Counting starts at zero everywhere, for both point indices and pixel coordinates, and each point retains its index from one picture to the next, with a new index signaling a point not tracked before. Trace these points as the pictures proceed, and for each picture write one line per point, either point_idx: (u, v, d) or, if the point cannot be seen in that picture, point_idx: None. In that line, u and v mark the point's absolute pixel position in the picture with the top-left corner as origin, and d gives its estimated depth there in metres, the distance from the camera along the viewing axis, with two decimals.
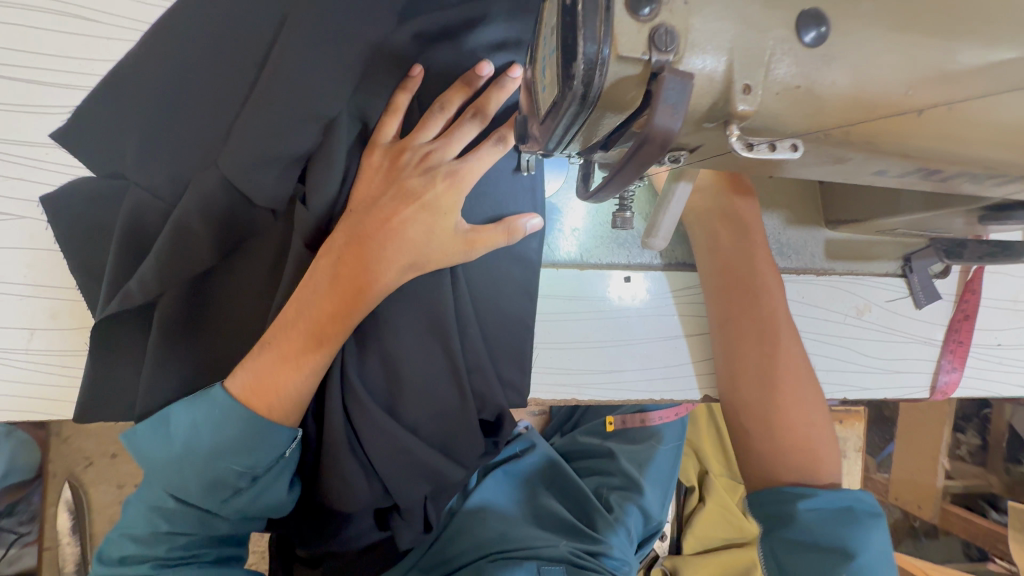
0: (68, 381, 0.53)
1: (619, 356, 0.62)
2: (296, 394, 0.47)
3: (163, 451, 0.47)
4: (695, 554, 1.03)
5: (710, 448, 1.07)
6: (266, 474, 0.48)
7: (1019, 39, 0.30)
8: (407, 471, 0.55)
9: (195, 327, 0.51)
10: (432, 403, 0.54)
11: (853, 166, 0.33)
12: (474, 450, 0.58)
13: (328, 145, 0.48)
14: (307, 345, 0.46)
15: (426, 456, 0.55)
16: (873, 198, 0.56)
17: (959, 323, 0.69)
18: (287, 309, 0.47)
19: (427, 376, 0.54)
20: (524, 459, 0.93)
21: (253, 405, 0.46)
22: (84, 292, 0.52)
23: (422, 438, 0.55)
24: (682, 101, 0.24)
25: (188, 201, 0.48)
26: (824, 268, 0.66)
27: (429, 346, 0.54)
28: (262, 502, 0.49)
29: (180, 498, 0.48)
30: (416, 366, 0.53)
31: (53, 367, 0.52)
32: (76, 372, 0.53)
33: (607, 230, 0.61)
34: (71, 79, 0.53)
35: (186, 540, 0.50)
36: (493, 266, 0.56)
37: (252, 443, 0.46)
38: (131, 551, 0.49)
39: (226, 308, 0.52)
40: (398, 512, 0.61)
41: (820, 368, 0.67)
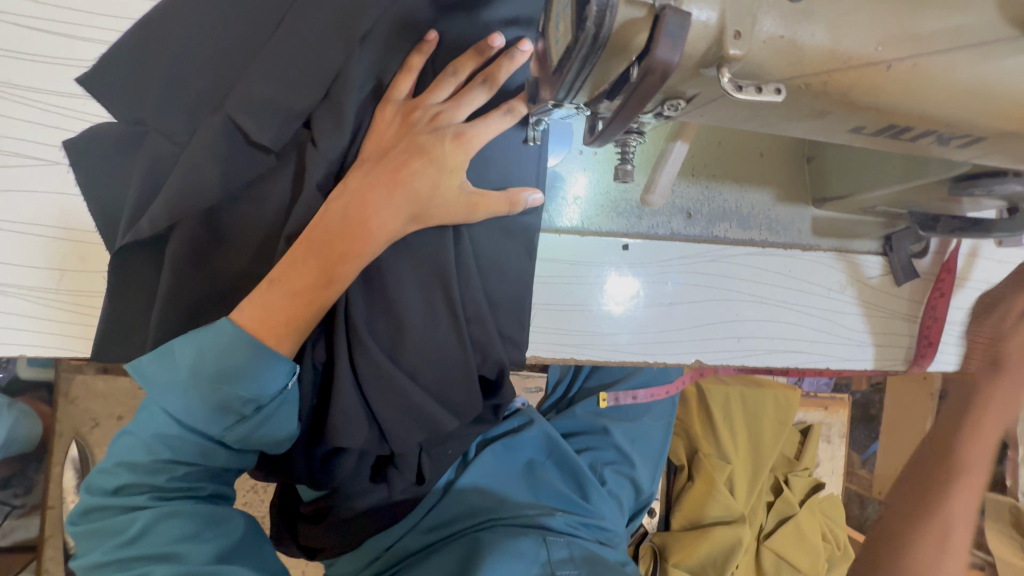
0: (88, 320, 0.57)
1: (614, 321, 0.66)
2: (301, 325, 0.50)
3: (171, 380, 0.50)
4: (682, 530, 1.08)
5: (699, 429, 1.12)
6: (270, 403, 0.51)
7: (974, 7, 0.34)
8: (405, 415, 0.58)
9: (202, 264, 0.54)
10: (433, 350, 0.58)
11: (831, 121, 0.37)
12: (473, 402, 0.62)
13: (340, 96, 0.52)
14: (317, 281, 0.49)
15: (425, 402, 0.58)
16: (858, 173, 0.60)
17: (936, 300, 0.72)
18: (295, 248, 0.50)
19: (428, 323, 0.57)
20: (523, 433, 0.92)
21: (259, 337, 0.48)
22: (103, 233, 0.55)
23: (422, 385, 0.58)
24: (680, 37, 0.28)
25: (201, 143, 0.51)
26: (811, 244, 0.70)
27: (433, 298, 0.57)
28: (264, 433, 0.52)
29: (183, 425, 0.51)
30: (419, 314, 0.57)
31: (76, 307, 0.57)
32: (91, 312, 0.57)
33: (607, 200, 0.65)
34: (104, 36, 0.56)
35: (182, 474, 0.53)
36: (499, 228, 0.60)
37: (256, 373, 0.48)
38: (128, 481, 0.52)
39: (229, 248, 0.54)
40: (393, 464, 0.68)
41: (804, 338, 0.71)
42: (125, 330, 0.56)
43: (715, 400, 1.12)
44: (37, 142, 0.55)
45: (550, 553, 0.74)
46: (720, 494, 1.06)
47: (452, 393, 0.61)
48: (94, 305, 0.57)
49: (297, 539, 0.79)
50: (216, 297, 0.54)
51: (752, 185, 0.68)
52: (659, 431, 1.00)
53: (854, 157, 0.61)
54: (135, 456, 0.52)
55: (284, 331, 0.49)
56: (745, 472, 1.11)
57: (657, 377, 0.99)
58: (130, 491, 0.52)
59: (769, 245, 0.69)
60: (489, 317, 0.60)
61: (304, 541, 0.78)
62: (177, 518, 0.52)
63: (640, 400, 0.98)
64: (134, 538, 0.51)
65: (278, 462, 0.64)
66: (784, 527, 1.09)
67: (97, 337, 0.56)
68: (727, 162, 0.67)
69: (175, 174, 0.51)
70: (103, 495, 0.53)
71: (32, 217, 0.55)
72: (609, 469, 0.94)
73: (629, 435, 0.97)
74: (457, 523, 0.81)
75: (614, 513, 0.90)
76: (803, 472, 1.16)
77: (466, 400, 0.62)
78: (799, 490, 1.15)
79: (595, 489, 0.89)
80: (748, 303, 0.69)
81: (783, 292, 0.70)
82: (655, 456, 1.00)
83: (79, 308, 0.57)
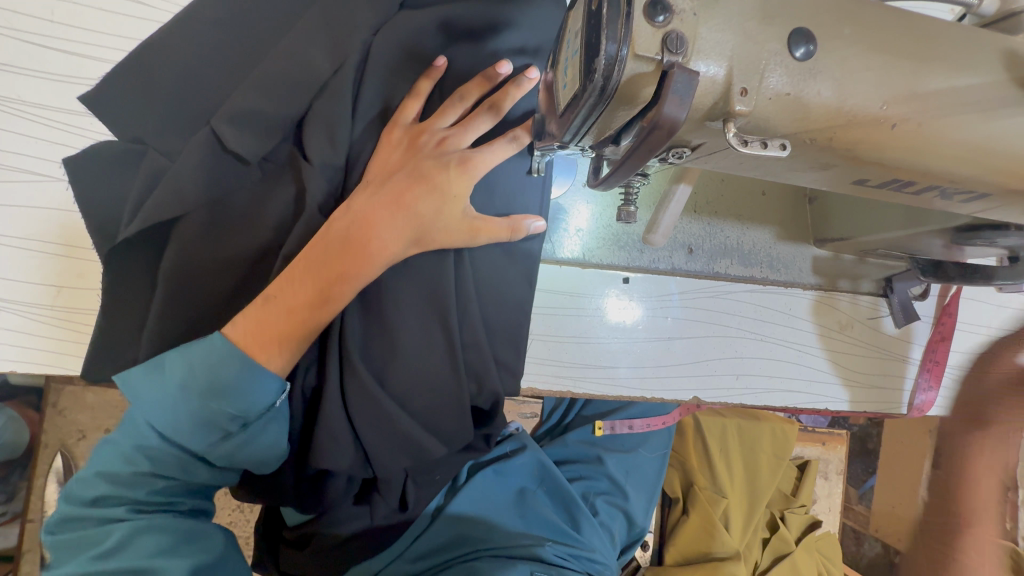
0: (80, 337, 0.56)
1: (612, 354, 0.65)
2: (294, 344, 0.49)
3: (158, 394, 0.49)
4: (676, 565, 1.06)
5: (694, 460, 1.11)
6: (257, 420, 0.50)
7: (976, 69, 0.35)
8: (392, 445, 0.57)
9: (193, 281, 0.52)
10: (424, 378, 0.57)
11: (836, 174, 0.38)
12: (464, 432, 0.61)
13: (328, 108, 0.52)
14: (314, 301, 0.48)
15: (414, 428, 0.57)
16: (856, 214, 0.61)
17: (936, 344, 0.73)
18: (293, 266, 0.49)
19: (423, 352, 0.57)
20: (514, 458, 0.91)
21: (245, 359, 0.47)
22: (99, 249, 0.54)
23: (411, 413, 0.57)
24: (688, 94, 0.28)
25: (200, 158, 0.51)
26: (811, 283, 0.70)
27: (429, 325, 0.57)
28: (252, 450, 0.51)
29: (163, 436, 0.50)
30: (414, 343, 0.56)
31: (69, 324, 0.56)
32: (84, 329, 0.56)
33: (610, 232, 0.65)
34: (114, 56, 0.57)
35: (161, 488, 0.51)
36: (499, 257, 0.60)
37: (245, 387, 0.47)
38: (106, 492, 0.51)
39: (221, 263, 0.53)
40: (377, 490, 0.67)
41: (804, 378, 0.70)
42: (116, 349, 0.55)
43: (712, 431, 1.12)
44: (41, 158, 0.56)
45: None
46: (714, 530, 1.04)
47: (443, 421, 0.60)
48: (85, 321, 0.56)
49: (279, 561, 0.78)
50: (204, 316, 0.53)
51: (755, 224, 0.69)
52: (654, 462, 0.97)
53: (857, 200, 0.61)
54: (112, 468, 0.51)
55: (267, 357, 0.48)
56: (742, 508, 1.10)
57: (654, 407, 0.98)
58: (109, 503, 0.51)
59: (770, 283, 0.69)
60: (484, 344, 0.59)
61: (285, 564, 0.76)
62: (152, 533, 0.50)
63: (636, 428, 0.96)
64: (110, 551, 0.49)
65: (260, 484, 0.62)
66: (780, 564, 1.06)
67: (87, 357, 0.55)
68: (728, 199, 0.67)
69: (160, 187, 0.50)
70: (79, 505, 0.51)
71: (31, 231, 0.55)
72: (600, 499, 0.92)
73: (624, 467, 0.95)
74: (445, 554, 0.80)
75: (607, 549, 0.87)
76: (800, 509, 1.13)
77: (458, 428, 0.61)
78: (795, 528, 1.13)
79: (586, 520, 0.88)
80: (746, 339, 0.69)
81: (782, 328, 0.70)
82: (649, 487, 0.98)
83: (69, 324, 0.56)
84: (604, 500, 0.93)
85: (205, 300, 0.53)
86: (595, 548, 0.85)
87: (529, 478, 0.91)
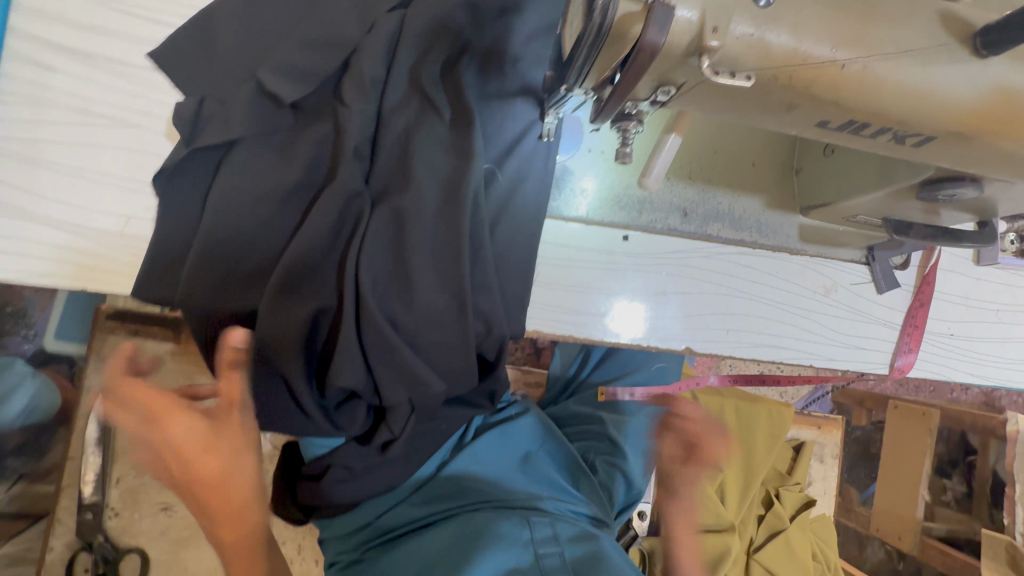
0: (139, 263, 0.62)
1: (611, 304, 0.72)
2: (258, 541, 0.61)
3: None
4: (672, 535, 1.08)
5: (692, 435, 1.15)
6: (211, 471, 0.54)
7: (912, 23, 0.42)
8: (399, 374, 0.65)
9: (240, 208, 0.60)
10: (432, 313, 0.64)
11: (801, 115, 0.45)
12: (472, 375, 0.69)
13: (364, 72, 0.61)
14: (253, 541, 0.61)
15: (419, 364, 0.65)
16: (836, 180, 0.68)
17: (915, 310, 0.78)
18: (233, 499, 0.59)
19: (433, 291, 0.64)
20: (518, 419, 0.98)
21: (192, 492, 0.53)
22: (158, 184, 0.61)
23: (419, 348, 0.66)
24: (666, 24, 0.37)
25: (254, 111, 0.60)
26: (798, 249, 0.76)
27: (440, 267, 0.64)
28: None
29: None
30: (426, 281, 0.63)
31: (132, 251, 0.62)
32: (144, 256, 0.62)
33: (612, 194, 0.72)
34: (175, 20, 0.64)
35: None
36: (513, 211, 0.68)
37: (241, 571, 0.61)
38: None
39: (267, 196, 0.61)
40: (384, 423, 0.73)
41: (789, 335, 0.75)
42: (169, 272, 0.61)
43: (709, 409, 1.17)
44: (114, 103, 0.62)
45: (533, 534, 0.77)
46: (707, 501, 1.10)
47: (446, 360, 0.67)
48: (134, 250, 0.62)
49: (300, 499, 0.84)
50: (246, 248, 0.61)
51: (746, 191, 0.75)
52: (655, 428, 1.04)
53: (835, 166, 0.68)
54: None
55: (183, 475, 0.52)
56: (736, 484, 1.14)
57: (655, 378, 1.04)
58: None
59: (758, 246, 0.75)
60: (486, 288, 0.65)
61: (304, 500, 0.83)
62: None
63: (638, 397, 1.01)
64: None
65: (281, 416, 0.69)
66: (772, 542, 1.11)
67: (143, 278, 0.61)
68: (722, 169, 0.74)
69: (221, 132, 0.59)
70: None
71: (103, 168, 0.62)
72: (601, 459, 0.99)
73: (625, 431, 1.01)
74: (445, 502, 0.85)
75: (604, 505, 0.92)
76: (794, 487, 1.17)
77: (462, 365, 0.68)
78: (790, 507, 1.16)
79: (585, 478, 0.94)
80: (734, 296, 0.74)
81: (769, 288, 0.75)
82: (648, 451, 1.03)
83: (120, 252, 0.61)
84: (604, 461, 0.99)
85: (253, 235, 0.61)
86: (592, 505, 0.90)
87: (530, 437, 0.97)
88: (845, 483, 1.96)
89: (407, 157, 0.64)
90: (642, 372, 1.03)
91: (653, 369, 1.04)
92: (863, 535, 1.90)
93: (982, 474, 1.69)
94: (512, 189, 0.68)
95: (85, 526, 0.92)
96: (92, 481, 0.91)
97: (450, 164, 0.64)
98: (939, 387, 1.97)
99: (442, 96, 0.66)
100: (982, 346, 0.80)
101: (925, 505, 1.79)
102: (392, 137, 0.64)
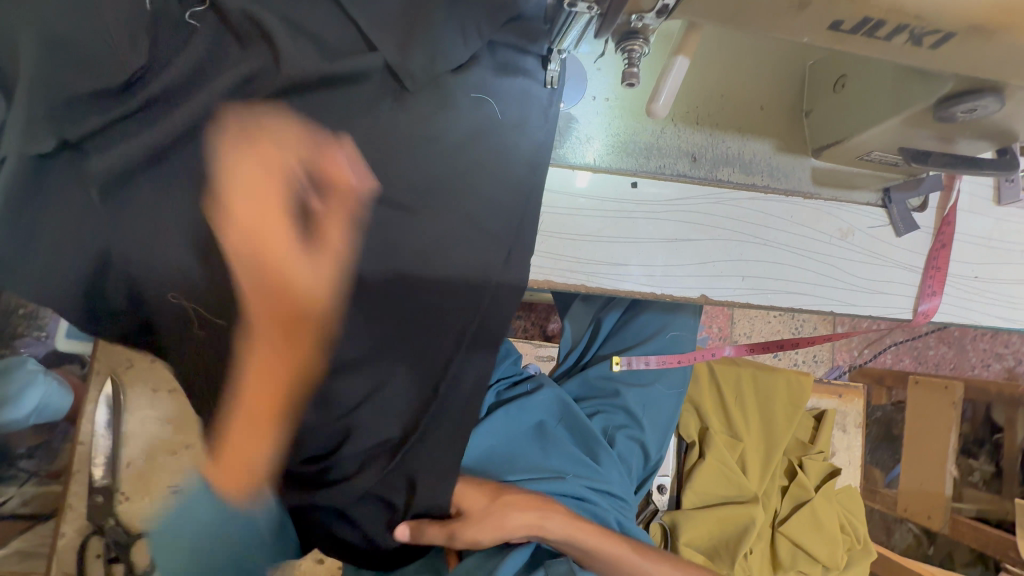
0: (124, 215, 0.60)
1: (624, 251, 0.70)
2: None
3: None
4: (694, 508, 1.06)
5: (709, 405, 1.13)
6: None
7: None
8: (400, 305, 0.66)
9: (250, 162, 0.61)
10: (436, 241, 0.66)
11: (814, 14, 0.44)
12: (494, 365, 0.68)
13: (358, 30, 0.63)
14: None
15: (409, 316, 0.67)
16: (850, 117, 0.67)
17: (937, 251, 0.75)
18: None
19: (434, 230, 0.66)
20: (535, 395, 0.94)
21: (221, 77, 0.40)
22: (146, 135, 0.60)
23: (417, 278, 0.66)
24: None
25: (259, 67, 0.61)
26: (812, 192, 0.74)
27: (439, 199, 0.66)
28: None
29: None
30: (426, 222, 0.65)
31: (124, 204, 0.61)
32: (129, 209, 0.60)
33: (621, 140, 0.70)
34: None
35: None
36: (502, 137, 0.67)
37: None
38: None
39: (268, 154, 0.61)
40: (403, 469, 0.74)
41: (809, 282, 0.73)
42: (159, 224, 0.61)
43: (726, 380, 1.14)
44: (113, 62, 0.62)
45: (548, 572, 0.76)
46: (730, 472, 1.06)
47: (438, 299, 0.67)
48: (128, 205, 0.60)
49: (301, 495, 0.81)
50: (246, 165, 0.61)
51: (756, 134, 0.73)
52: (670, 398, 1.03)
53: (847, 101, 0.67)
54: None
55: None
56: (758, 454, 1.11)
57: (669, 346, 1.01)
58: None
59: (771, 190, 0.73)
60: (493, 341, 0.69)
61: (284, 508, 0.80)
62: None
63: (653, 366, 1.00)
64: None
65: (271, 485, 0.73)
66: (799, 512, 1.07)
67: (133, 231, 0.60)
68: (730, 112, 0.73)
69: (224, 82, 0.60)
70: None
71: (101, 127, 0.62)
72: (621, 433, 0.99)
73: (640, 401, 1.01)
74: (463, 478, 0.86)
75: (624, 480, 0.96)
76: (818, 455, 1.13)
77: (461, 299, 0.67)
78: (815, 476, 1.12)
79: (605, 452, 0.95)
80: (749, 243, 0.72)
81: (785, 236, 0.73)
82: (666, 421, 1.03)
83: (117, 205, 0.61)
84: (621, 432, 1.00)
85: (247, 185, 0.61)
86: (612, 483, 0.94)
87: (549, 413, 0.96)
88: (867, 465, 1.93)
89: (407, 164, 0.65)
90: (657, 341, 1.00)
91: (665, 338, 1.01)
92: (890, 518, 1.86)
93: (1011, 450, 1.65)
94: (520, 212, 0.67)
95: (96, 509, 0.94)
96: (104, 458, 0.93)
97: (443, 114, 0.65)
98: (959, 364, 1.95)
99: (429, 52, 0.64)
100: (1009, 287, 0.77)
101: (953, 485, 1.75)
102: (386, 127, 0.64)
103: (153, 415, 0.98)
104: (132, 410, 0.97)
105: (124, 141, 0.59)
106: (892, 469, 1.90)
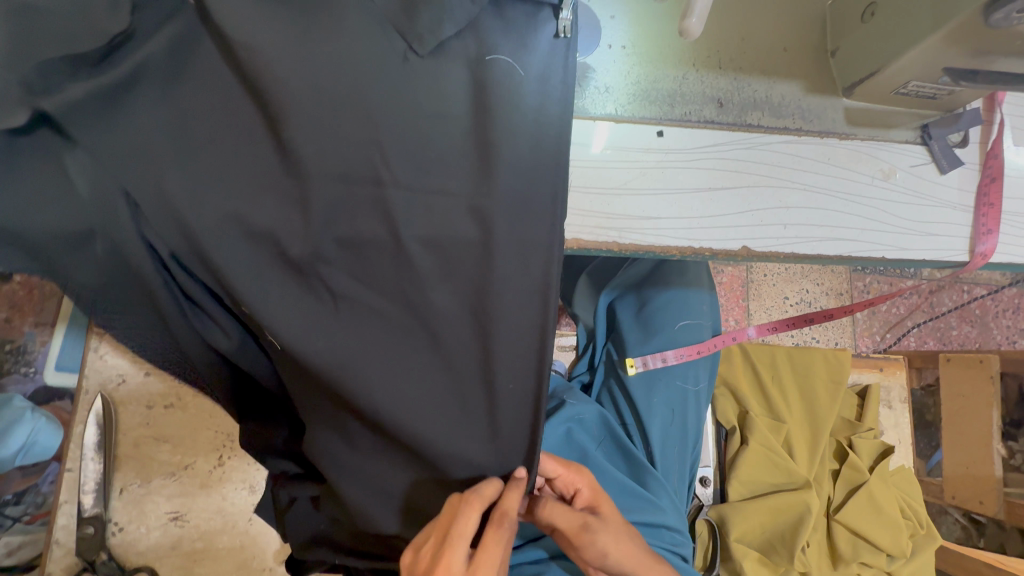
0: (103, 192, 0.55)
1: (655, 203, 0.65)
2: None
3: None
4: (742, 500, 0.98)
5: (745, 386, 1.06)
6: None
7: None
8: (416, 278, 0.58)
9: (243, 128, 0.56)
10: (446, 207, 0.57)
11: None
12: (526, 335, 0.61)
13: None
14: None
15: (430, 294, 0.58)
16: (884, 44, 0.62)
17: (986, 187, 0.70)
18: None
19: (449, 192, 0.57)
20: (569, 404, 0.92)
21: None
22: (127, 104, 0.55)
23: (425, 251, 0.57)
24: None
25: None
26: (847, 133, 0.70)
27: (455, 149, 0.57)
28: None
29: None
30: (441, 179, 0.57)
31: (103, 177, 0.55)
32: (108, 185, 0.55)
33: (641, 88, 0.66)
34: None
35: None
36: (520, 87, 0.57)
37: None
38: None
39: (260, 117, 0.56)
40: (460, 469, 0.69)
41: (854, 226, 0.68)
42: (144, 200, 0.55)
43: (760, 359, 1.08)
44: None
45: None
46: (778, 457, 0.98)
47: (459, 270, 0.58)
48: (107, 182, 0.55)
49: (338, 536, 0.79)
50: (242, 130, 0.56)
51: (781, 76, 0.69)
52: (703, 384, 0.96)
53: (879, 29, 0.63)
54: None
55: None
56: (803, 436, 1.03)
57: (687, 337, 0.93)
58: None
59: (804, 133, 0.68)
60: (535, 316, 0.59)
61: (322, 518, 0.79)
62: None
63: (671, 362, 0.93)
64: None
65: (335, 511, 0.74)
66: (855, 497, 0.99)
67: (115, 207, 0.55)
68: (752, 55, 0.69)
69: (213, 40, 0.55)
70: None
71: None
72: (663, 434, 0.94)
73: (673, 388, 0.93)
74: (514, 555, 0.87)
75: (669, 491, 0.92)
76: (868, 433, 1.06)
77: (482, 267, 0.58)
78: (867, 456, 1.04)
79: (651, 477, 0.91)
80: (790, 190, 0.67)
81: (825, 179, 0.68)
82: (702, 404, 0.97)
83: (97, 185, 0.55)
84: (659, 443, 0.94)
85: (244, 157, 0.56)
86: (663, 504, 0.89)
87: (581, 427, 0.92)
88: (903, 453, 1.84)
89: (411, 116, 0.56)
90: (672, 330, 0.93)
91: (681, 326, 0.93)
92: (934, 508, 1.76)
93: None
94: (549, 169, 0.57)
95: (84, 543, 0.84)
96: (94, 485, 0.84)
97: (450, 59, 0.57)
98: (985, 343, 1.88)
99: (438, 9, 0.55)
100: None
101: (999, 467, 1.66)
102: (398, 84, 0.55)
103: (149, 434, 0.90)
104: (126, 430, 0.90)
105: (115, 104, 0.54)
106: (931, 457, 1.80)
